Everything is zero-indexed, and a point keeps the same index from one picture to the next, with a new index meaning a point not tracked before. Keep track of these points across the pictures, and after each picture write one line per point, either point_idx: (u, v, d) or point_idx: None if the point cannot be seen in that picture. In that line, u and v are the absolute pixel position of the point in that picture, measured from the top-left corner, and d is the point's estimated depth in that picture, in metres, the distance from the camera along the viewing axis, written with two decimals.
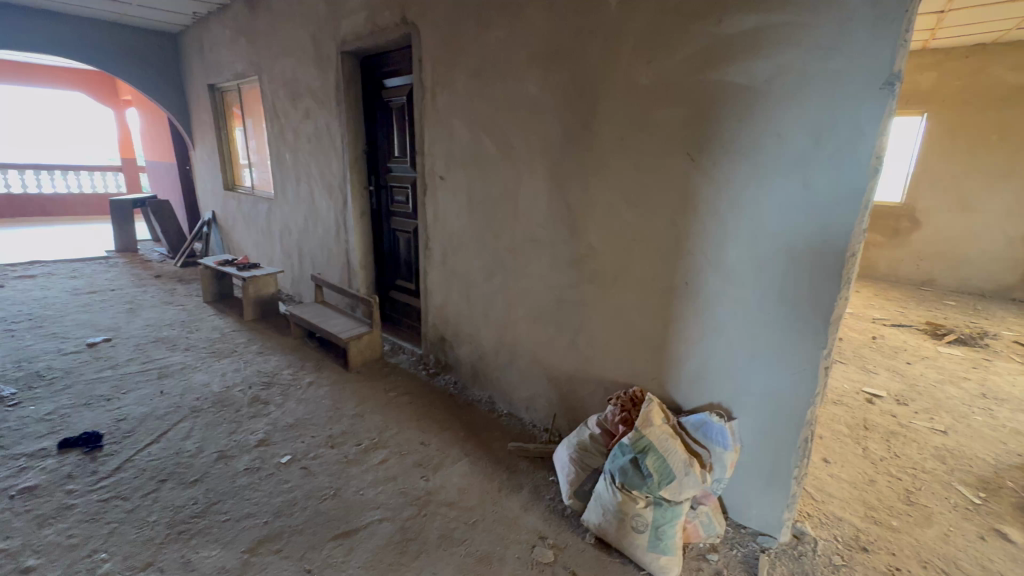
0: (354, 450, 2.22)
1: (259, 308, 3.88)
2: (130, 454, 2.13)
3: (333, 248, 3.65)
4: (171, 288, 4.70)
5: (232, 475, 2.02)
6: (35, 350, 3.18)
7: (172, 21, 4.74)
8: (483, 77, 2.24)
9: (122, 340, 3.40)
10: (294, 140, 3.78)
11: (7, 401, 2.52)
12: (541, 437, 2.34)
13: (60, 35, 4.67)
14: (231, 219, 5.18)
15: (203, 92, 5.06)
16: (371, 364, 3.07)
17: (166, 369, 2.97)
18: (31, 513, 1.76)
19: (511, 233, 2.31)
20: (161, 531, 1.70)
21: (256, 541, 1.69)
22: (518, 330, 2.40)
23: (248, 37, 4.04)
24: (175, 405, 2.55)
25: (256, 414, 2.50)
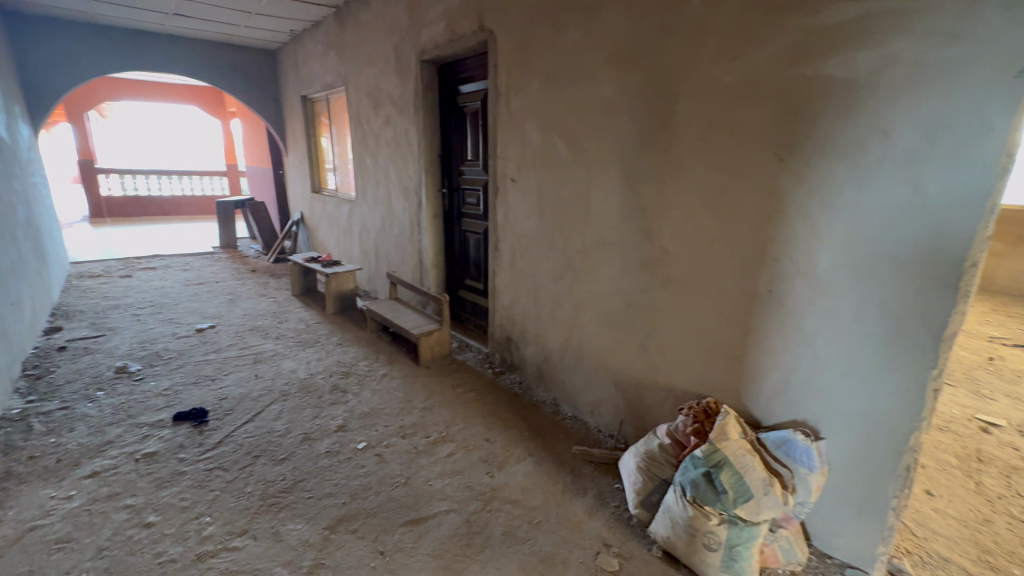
0: (423, 442, 2.32)
1: (339, 302, 4.16)
2: (230, 430, 2.37)
3: (407, 247, 3.83)
4: (264, 281, 5.16)
5: (315, 456, 2.18)
6: (155, 332, 3.63)
7: (271, 39, 5.21)
8: (557, 80, 2.25)
9: (224, 327, 3.80)
10: (374, 145, 4.02)
11: (134, 376, 2.91)
12: (605, 442, 2.30)
13: (181, 56, 5.30)
14: (316, 220, 5.59)
15: (296, 103, 5.51)
16: (440, 360, 3.19)
17: (260, 355, 3.27)
18: (152, 475, 2.02)
19: (581, 235, 2.30)
20: (255, 502, 1.88)
21: (336, 520, 1.81)
22: (585, 333, 2.38)
23: (336, 51, 4.35)
24: (267, 388, 2.80)
25: (336, 401, 2.68)
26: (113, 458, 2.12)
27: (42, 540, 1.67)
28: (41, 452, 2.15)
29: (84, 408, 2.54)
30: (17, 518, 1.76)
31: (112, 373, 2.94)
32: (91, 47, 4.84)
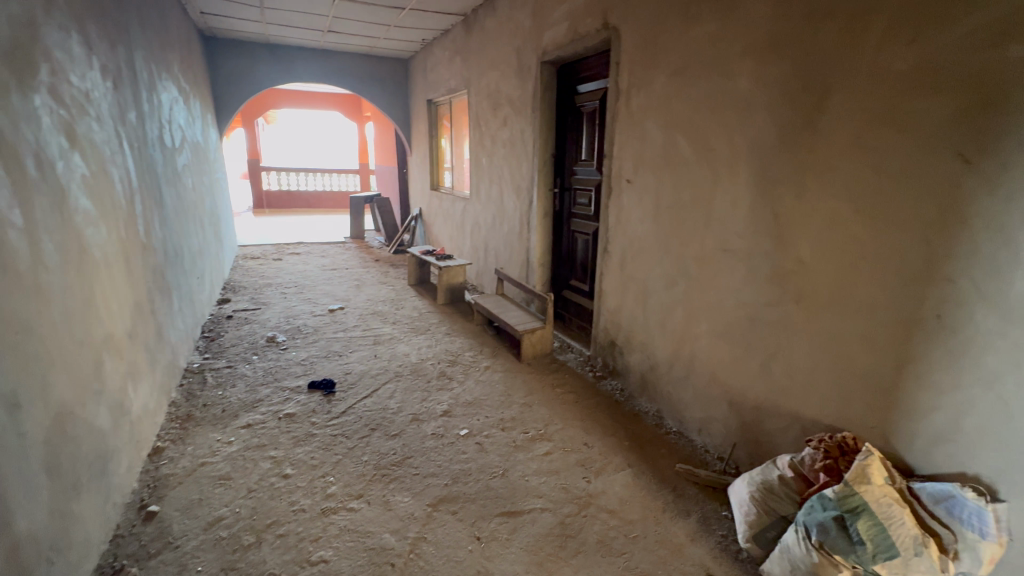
0: (522, 437, 2.36)
1: (449, 293, 4.41)
2: (353, 402, 2.64)
3: (516, 245, 3.92)
4: (385, 270, 5.66)
5: (422, 436, 2.34)
6: (297, 309, 4.18)
7: (405, 48, 5.66)
8: (685, 76, 2.13)
9: (351, 309, 4.24)
10: (491, 146, 4.17)
11: (280, 346, 3.38)
12: (713, 465, 2.14)
13: (331, 68, 6.00)
14: (433, 215, 5.98)
15: (423, 106, 5.93)
16: (541, 358, 3.22)
17: (379, 338, 3.59)
18: (290, 434, 2.32)
19: (700, 241, 2.16)
20: (370, 470, 2.07)
21: (438, 499, 1.92)
22: (697, 345, 2.23)
23: (462, 56, 4.59)
24: (384, 368, 3.07)
25: (442, 387, 2.85)
26: (262, 415, 2.48)
27: (209, 475, 2.01)
28: (211, 401, 2.60)
29: (243, 368, 3.01)
30: (193, 453, 2.15)
31: (264, 341, 3.45)
32: (264, 63, 5.70)
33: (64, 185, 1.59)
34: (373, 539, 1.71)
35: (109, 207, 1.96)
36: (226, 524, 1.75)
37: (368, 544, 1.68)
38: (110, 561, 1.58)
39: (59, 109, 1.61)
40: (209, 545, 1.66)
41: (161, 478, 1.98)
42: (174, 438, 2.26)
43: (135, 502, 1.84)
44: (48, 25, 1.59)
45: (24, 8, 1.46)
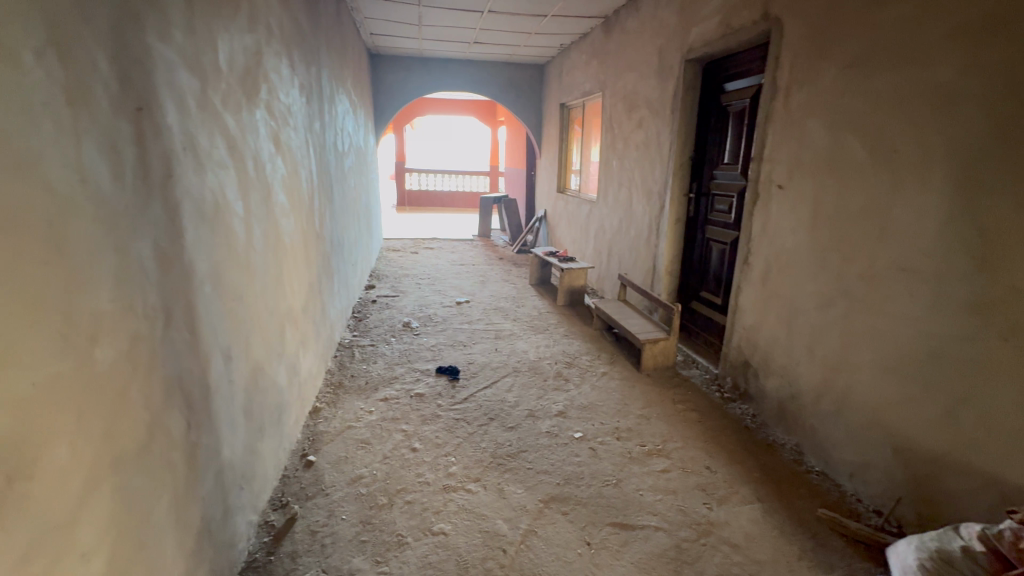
0: (638, 449, 2.28)
1: (569, 296, 4.43)
2: (474, 390, 2.81)
3: (642, 251, 3.79)
4: (508, 269, 5.89)
5: (537, 433, 2.39)
6: (430, 299, 4.56)
7: (543, 53, 5.82)
8: (863, 68, 1.86)
9: (476, 303, 4.50)
10: (623, 148, 4.09)
11: (413, 331, 3.72)
12: (867, 518, 1.84)
13: (473, 76, 6.42)
14: (557, 217, 6.07)
15: (555, 110, 6.04)
16: (662, 370, 3.07)
17: (500, 333, 3.76)
18: (419, 412, 2.55)
19: (869, 257, 1.87)
20: (488, 457, 2.19)
21: (549, 496, 1.95)
22: (855, 377, 1.94)
23: (599, 59, 4.57)
24: (503, 362, 3.21)
25: (558, 387, 2.88)
26: (397, 391, 2.76)
27: (353, 437, 2.30)
28: (357, 373, 2.97)
29: (383, 348, 3.37)
30: (342, 416, 2.48)
31: (400, 325, 3.82)
32: (417, 75, 6.31)
33: (270, 182, 1.94)
34: (488, 523, 1.80)
35: (297, 202, 2.34)
36: (365, 482, 1.99)
37: (483, 527, 1.78)
38: (280, 495, 1.90)
39: (271, 120, 1.98)
40: (351, 498, 1.90)
41: (318, 433, 2.33)
42: (328, 401, 2.63)
43: (299, 450, 2.19)
44: (268, 51, 1.96)
45: (255, 39, 1.82)
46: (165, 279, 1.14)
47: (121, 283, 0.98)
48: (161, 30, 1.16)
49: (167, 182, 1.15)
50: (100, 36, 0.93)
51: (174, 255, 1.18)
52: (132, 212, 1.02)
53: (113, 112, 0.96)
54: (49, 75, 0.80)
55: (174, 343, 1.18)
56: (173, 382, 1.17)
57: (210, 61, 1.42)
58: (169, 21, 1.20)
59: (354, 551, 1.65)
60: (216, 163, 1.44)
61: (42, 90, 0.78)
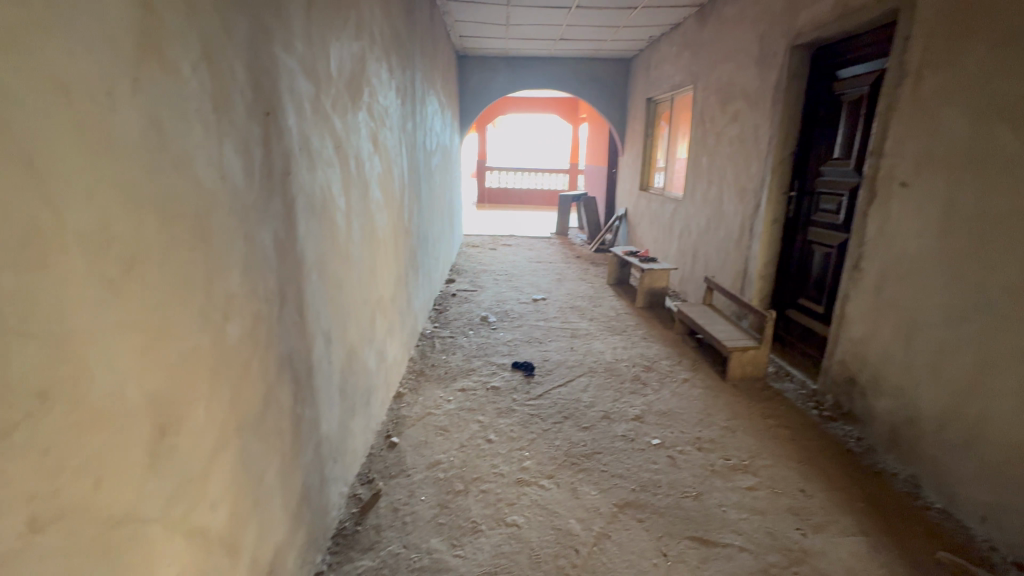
0: (721, 463, 2.15)
1: (649, 297, 4.28)
2: (549, 387, 2.81)
3: (732, 253, 3.56)
4: (586, 267, 5.82)
5: (612, 436, 2.34)
6: (507, 295, 4.63)
7: (630, 47, 5.65)
8: (1021, 44, 1.59)
9: (552, 301, 4.50)
10: (715, 144, 3.86)
11: (491, 325, 3.80)
12: (1002, 570, 1.59)
13: (557, 73, 6.40)
14: (639, 216, 5.88)
15: (641, 105, 5.84)
16: (751, 381, 2.87)
17: (576, 332, 3.72)
18: (495, 404, 2.61)
19: (1020, 266, 1.60)
20: (561, 455, 2.18)
21: (624, 501, 1.90)
22: (994, 405, 1.67)
23: (692, 50, 4.34)
24: (579, 361, 3.17)
25: (635, 391, 2.79)
26: (474, 383, 2.84)
27: (433, 423, 2.41)
28: (438, 363, 3.10)
29: (461, 340, 3.48)
30: (423, 403, 2.60)
31: (478, 319, 3.93)
32: (503, 75, 6.41)
33: (368, 179, 2.08)
34: (560, 520, 1.80)
35: (390, 198, 2.49)
36: (443, 468, 2.07)
37: (555, 524, 1.78)
38: (366, 471, 2.03)
39: (371, 121, 2.12)
40: (430, 481, 1.99)
41: (401, 417, 2.46)
42: (411, 387, 2.77)
43: (384, 431, 2.33)
44: (371, 57, 2.10)
45: (361, 46, 1.96)
46: (281, 266, 1.27)
47: (248, 269, 1.10)
48: (286, 41, 1.29)
49: (285, 179, 1.28)
50: (239, 49, 1.05)
51: (288, 245, 1.31)
52: (259, 206, 1.14)
53: (247, 116, 1.09)
54: (201, 84, 0.91)
55: (286, 324, 1.30)
56: (284, 359, 1.29)
57: (323, 68, 1.55)
58: (292, 33, 1.32)
59: (432, 531, 1.73)
60: (324, 161, 1.57)
61: (195, 98, 0.90)
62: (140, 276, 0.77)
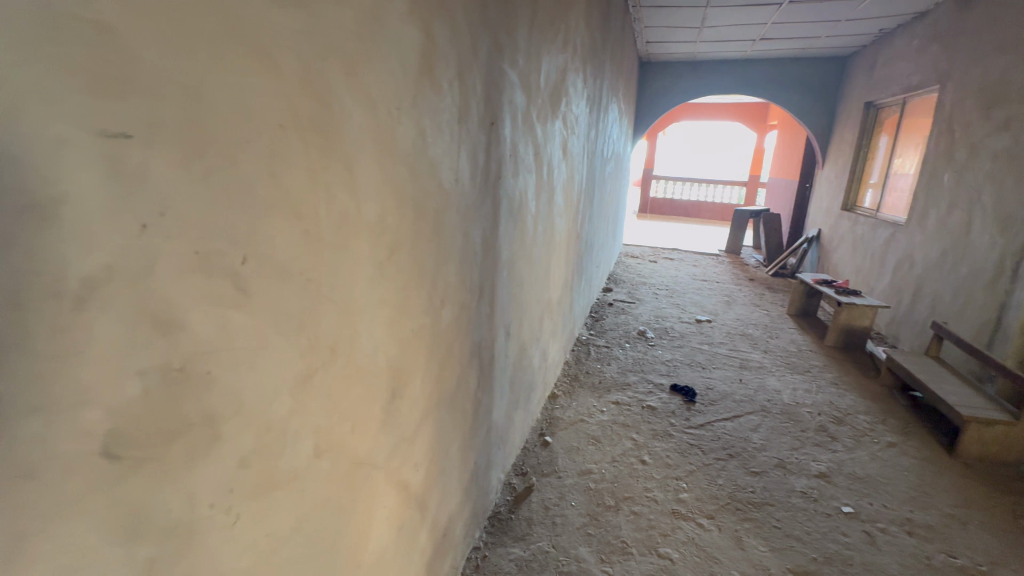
0: (941, 558, 1.71)
1: (844, 336, 3.63)
2: (712, 419, 2.57)
3: (978, 296, 2.81)
4: (761, 292, 5.19)
5: (789, 489, 2.04)
6: (667, 312, 4.38)
7: (850, 43, 4.86)
8: None
9: (718, 324, 4.11)
10: (967, 158, 3.09)
11: (648, 341, 3.63)
12: None
13: (751, 77, 5.82)
14: (837, 240, 5.03)
15: (857, 110, 4.97)
16: (993, 465, 2.23)
17: (747, 363, 3.34)
18: (651, 425, 2.48)
19: None
20: (724, 497, 1.97)
21: (801, 569, 1.64)
22: None
23: (942, 43, 3.55)
24: (749, 397, 2.84)
25: (821, 443, 2.39)
26: (629, 398, 2.75)
27: (585, 431, 2.40)
28: (592, 371, 3.08)
29: (617, 352, 3.40)
30: (576, 408, 2.61)
31: (635, 332, 3.78)
32: (687, 80, 6.07)
33: (555, 185, 2.16)
34: (721, 569, 1.63)
35: (569, 204, 2.55)
36: (594, 478, 2.05)
37: (715, 571, 1.62)
38: (521, 463, 2.12)
39: (564, 130, 2.20)
40: (580, 488, 1.98)
41: (555, 418, 2.51)
42: (565, 390, 2.81)
43: (538, 428, 2.40)
44: (571, 67, 2.17)
45: (566, 57, 2.04)
46: (484, 262, 1.39)
47: (462, 262, 1.23)
48: (512, 57, 1.40)
49: (496, 182, 1.39)
50: (481, 65, 1.17)
51: (490, 243, 1.42)
52: (476, 206, 1.27)
53: (478, 126, 1.21)
54: (453, 99, 1.04)
55: (480, 314, 1.42)
56: (474, 347, 1.41)
57: (535, 81, 1.66)
58: (518, 50, 1.44)
59: (581, 540, 1.72)
60: (526, 167, 1.67)
61: (447, 110, 1.02)
62: (396, 262, 0.91)
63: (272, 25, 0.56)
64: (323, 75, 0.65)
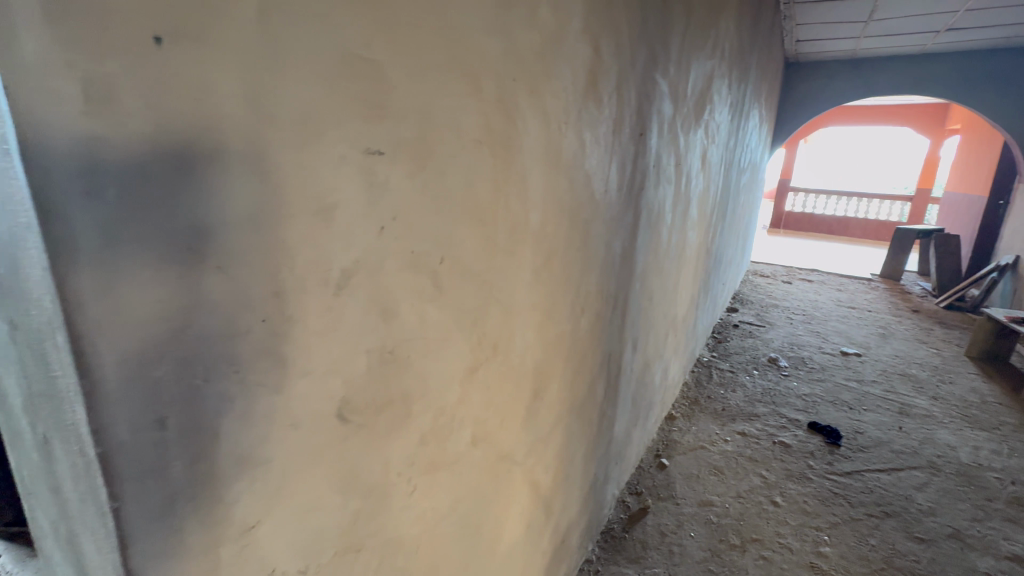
0: None
1: None
2: (861, 468, 2.24)
3: None
4: (929, 327, 4.39)
5: (966, 567, 1.70)
6: (804, 339, 3.91)
7: None
8: None
9: (871, 360, 3.56)
10: None
11: (781, 370, 3.28)
12: None
13: (929, 74, 4.97)
14: None
15: None
16: None
17: (908, 408, 2.84)
18: (784, 464, 2.24)
19: None
20: (877, 561, 1.70)
21: None
22: None
23: None
24: (912, 449, 2.41)
25: (1014, 519, 1.94)
26: (757, 430, 2.51)
27: (707, 460, 2.24)
28: (714, 396, 2.86)
29: (744, 378, 3.13)
30: (696, 433, 2.46)
31: (765, 359, 3.44)
32: (844, 80, 5.39)
33: (691, 197, 2.06)
34: None
35: (702, 216, 2.41)
36: (716, 512, 1.91)
37: None
38: (635, 482, 2.05)
39: (706, 139, 2.09)
40: (701, 520, 1.86)
41: (672, 440, 2.38)
42: (684, 413, 2.65)
43: (653, 448, 2.31)
44: (718, 72, 2.05)
45: (714, 63, 1.94)
46: (621, 272, 1.38)
47: (603, 272, 1.24)
48: (664, 67, 1.37)
49: (639, 193, 1.37)
50: (636, 76, 1.17)
51: (628, 255, 1.40)
52: (620, 216, 1.27)
53: (629, 136, 1.21)
54: (610, 111, 1.06)
55: (613, 325, 1.41)
56: (605, 357, 1.41)
57: (683, 89, 1.60)
58: (670, 59, 1.41)
59: None
60: (666, 178, 1.63)
61: (605, 122, 1.04)
62: (550, 268, 0.95)
63: (483, 53, 0.63)
64: (513, 95, 0.71)
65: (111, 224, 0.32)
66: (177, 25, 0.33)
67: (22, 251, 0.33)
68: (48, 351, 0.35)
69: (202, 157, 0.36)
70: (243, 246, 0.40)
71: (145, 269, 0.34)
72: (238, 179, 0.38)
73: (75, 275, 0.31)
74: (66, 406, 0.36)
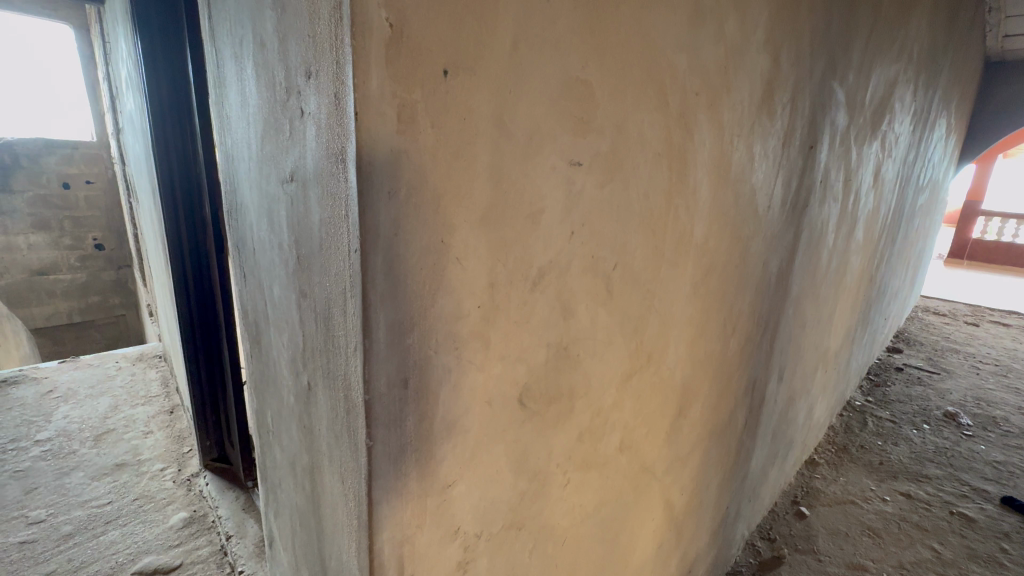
0: None
1: None
2: None
3: None
4: None
5: None
6: (996, 395, 3.19)
7: None
8: None
9: None
10: None
11: (962, 428, 2.72)
12: None
13: None
14: None
15: None
16: None
17: None
18: (965, 540, 1.86)
19: None
20: None
21: None
22: None
23: None
24: None
25: None
26: (928, 495, 2.11)
27: (859, 517, 1.95)
28: (870, 446, 2.48)
29: (910, 430, 2.66)
30: (845, 485, 2.15)
31: (940, 412, 2.88)
32: None
33: (858, 217, 1.84)
34: None
35: (869, 239, 2.12)
36: None
37: None
38: (768, 527, 1.86)
39: (881, 153, 1.85)
40: None
41: (813, 488, 2.12)
42: (829, 459, 2.33)
43: (790, 493, 2.07)
44: (903, 78, 1.80)
45: (899, 67, 1.72)
46: (775, 294, 1.28)
47: (757, 293, 1.16)
48: (843, 74, 1.26)
49: (803, 211, 1.27)
50: (812, 85, 1.09)
51: (785, 276, 1.30)
52: (781, 233, 1.18)
53: (798, 150, 1.13)
54: (783, 122, 1.00)
55: (761, 351, 1.31)
56: (749, 385, 1.32)
57: (861, 98, 1.45)
58: (850, 66, 1.29)
59: None
60: (833, 195, 1.48)
61: (776, 134, 0.99)
62: (708, 283, 0.93)
63: (672, 68, 0.65)
64: (694, 109, 0.72)
65: (400, 217, 0.41)
66: (460, 58, 0.40)
67: (333, 237, 0.43)
68: (335, 313, 0.46)
69: (459, 164, 0.43)
70: (476, 241, 0.47)
71: (413, 255, 0.42)
72: (480, 185, 0.45)
73: (373, 258, 0.40)
74: (342, 359, 0.46)
